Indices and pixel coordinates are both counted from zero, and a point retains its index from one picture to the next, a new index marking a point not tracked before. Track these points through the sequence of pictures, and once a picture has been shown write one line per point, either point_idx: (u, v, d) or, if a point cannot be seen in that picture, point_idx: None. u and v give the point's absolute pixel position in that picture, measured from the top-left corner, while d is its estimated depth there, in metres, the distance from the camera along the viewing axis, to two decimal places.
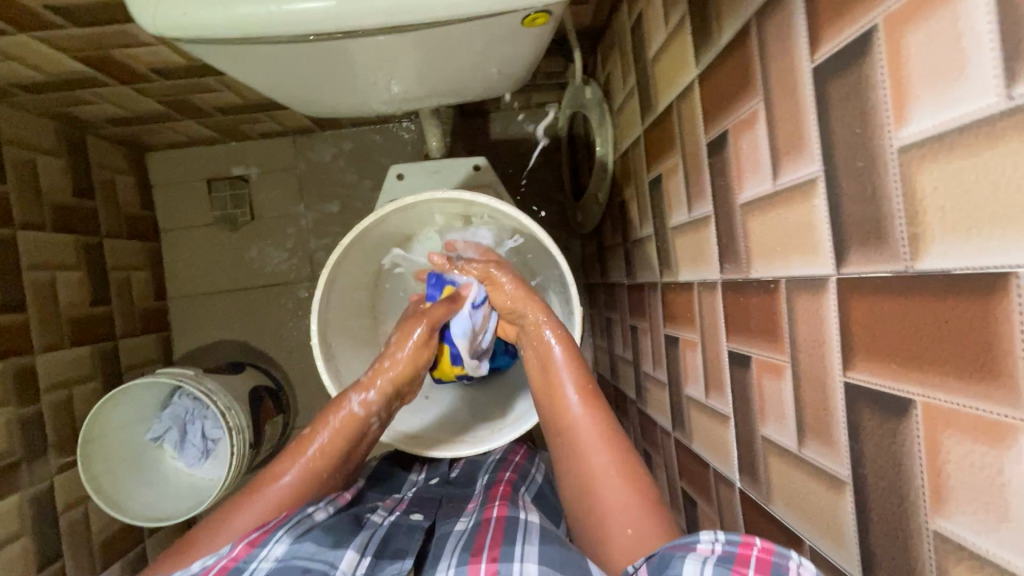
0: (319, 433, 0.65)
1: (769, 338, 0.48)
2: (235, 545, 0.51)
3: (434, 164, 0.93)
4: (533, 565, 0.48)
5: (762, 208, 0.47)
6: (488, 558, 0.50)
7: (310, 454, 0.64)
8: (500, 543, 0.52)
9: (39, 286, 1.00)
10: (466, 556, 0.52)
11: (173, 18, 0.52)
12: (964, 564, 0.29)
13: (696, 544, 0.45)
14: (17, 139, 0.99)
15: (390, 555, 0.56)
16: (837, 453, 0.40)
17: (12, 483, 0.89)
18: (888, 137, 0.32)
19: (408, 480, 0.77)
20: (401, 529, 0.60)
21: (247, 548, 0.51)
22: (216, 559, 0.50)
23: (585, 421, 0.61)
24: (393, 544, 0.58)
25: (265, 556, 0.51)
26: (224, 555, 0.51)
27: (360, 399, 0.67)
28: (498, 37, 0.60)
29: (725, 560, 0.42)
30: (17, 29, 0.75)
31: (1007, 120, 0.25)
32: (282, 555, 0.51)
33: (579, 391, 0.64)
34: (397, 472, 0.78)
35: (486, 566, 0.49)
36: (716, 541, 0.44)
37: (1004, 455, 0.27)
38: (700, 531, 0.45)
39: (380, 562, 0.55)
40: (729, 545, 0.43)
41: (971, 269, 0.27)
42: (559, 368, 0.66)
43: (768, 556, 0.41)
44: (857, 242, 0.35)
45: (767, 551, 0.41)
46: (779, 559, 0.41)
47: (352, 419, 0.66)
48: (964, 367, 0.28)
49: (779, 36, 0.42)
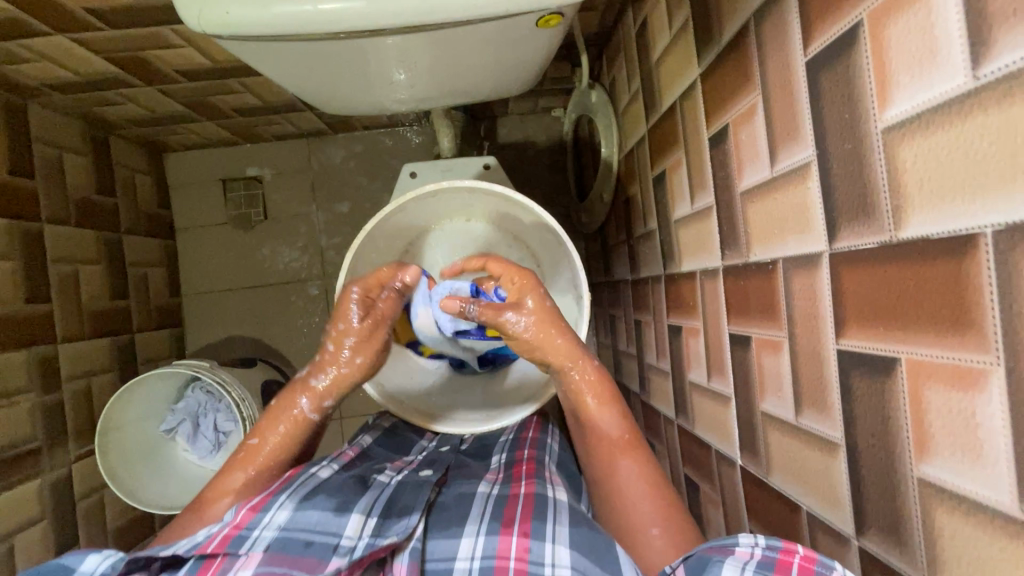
0: (267, 442, 0.64)
1: (768, 316, 0.51)
2: (238, 511, 0.53)
3: (446, 163, 0.97)
4: (565, 550, 0.48)
5: (761, 194, 0.50)
6: (519, 532, 0.51)
7: (255, 464, 0.63)
8: (531, 519, 0.52)
9: (62, 278, 1.03)
10: (496, 526, 0.53)
11: (214, 16, 0.56)
12: (946, 505, 0.32)
13: (735, 547, 0.45)
14: (45, 137, 1.03)
15: (398, 512, 0.55)
16: (830, 417, 0.43)
17: (34, 467, 0.92)
18: (873, 121, 0.35)
19: (419, 445, 0.77)
20: (408, 487, 0.60)
21: (250, 514, 0.52)
22: (220, 527, 0.52)
23: (629, 472, 0.60)
24: (401, 501, 0.57)
25: (268, 522, 0.52)
26: (228, 522, 0.52)
27: (308, 398, 0.66)
28: (513, 38, 0.64)
29: (766, 565, 0.43)
30: (54, 29, 0.79)
31: (974, 98, 0.28)
32: (284, 522, 0.52)
33: (622, 440, 0.62)
34: (408, 434, 0.80)
35: (517, 540, 0.50)
36: (756, 545, 0.44)
37: (977, 398, 0.30)
38: (741, 534, 0.45)
39: (388, 521, 0.54)
40: (769, 550, 0.43)
41: (946, 232, 0.31)
42: (598, 416, 0.64)
43: (810, 565, 0.41)
44: (847, 218, 0.39)
45: (809, 559, 0.41)
46: (822, 569, 0.40)
47: (300, 423, 0.65)
48: (942, 322, 0.31)
49: (776, 34, 0.46)
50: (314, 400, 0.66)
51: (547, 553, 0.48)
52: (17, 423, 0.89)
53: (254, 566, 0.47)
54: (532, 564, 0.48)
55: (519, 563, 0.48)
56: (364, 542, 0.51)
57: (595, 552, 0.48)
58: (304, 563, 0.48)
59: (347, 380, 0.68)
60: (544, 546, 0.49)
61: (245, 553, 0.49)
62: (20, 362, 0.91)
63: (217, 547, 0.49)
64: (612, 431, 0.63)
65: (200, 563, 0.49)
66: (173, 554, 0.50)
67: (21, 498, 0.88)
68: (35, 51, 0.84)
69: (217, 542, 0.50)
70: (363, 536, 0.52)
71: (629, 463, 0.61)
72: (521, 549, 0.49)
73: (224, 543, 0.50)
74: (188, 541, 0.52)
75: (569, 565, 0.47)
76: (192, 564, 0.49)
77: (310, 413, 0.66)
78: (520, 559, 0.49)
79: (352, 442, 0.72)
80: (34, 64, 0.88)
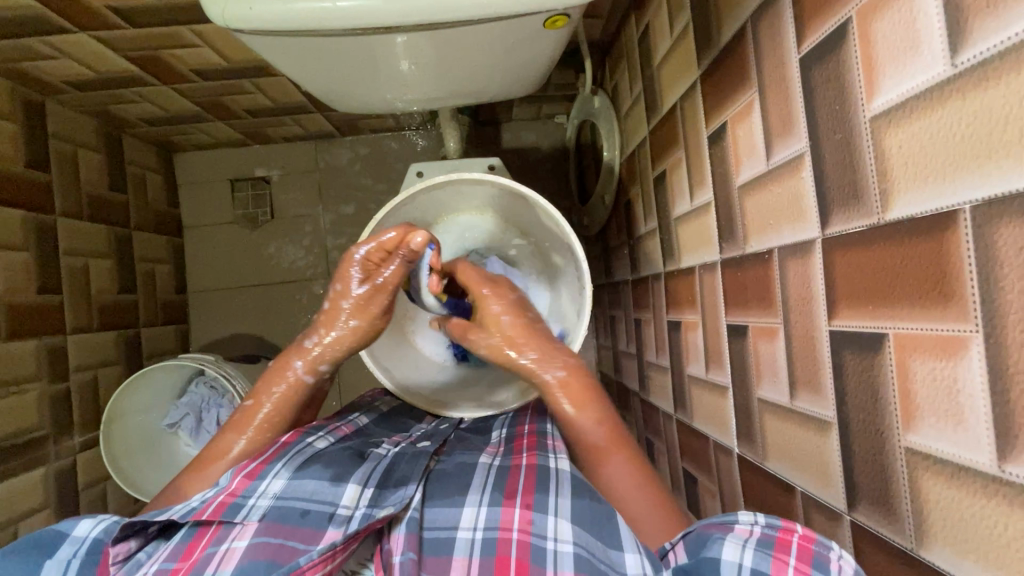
0: (263, 405, 0.65)
1: (764, 304, 0.53)
2: (234, 478, 0.54)
3: (453, 162, 0.99)
4: (567, 523, 0.50)
5: (758, 187, 0.52)
6: (521, 504, 0.52)
7: (252, 428, 0.63)
8: (532, 491, 0.54)
9: (73, 270, 1.05)
10: (499, 498, 0.54)
11: (237, 12, 0.58)
12: (931, 470, 0.34)
13: (734, 524, 0.46)
14: (61, 133, 1.06)
15: (395, 483, 0.57)
16: (823, 397, 0.44)
17: (40, 455, 0.93)
18: (861, 111, 0.38)
19: (418, 426, 0.77)
20: (406, 457, 0.62)
21: (245, 481, 0.54)
22: (215, 493, 0.53)
23: (615, 469, 0.58)
24: (397, 473, 0.58)
25: (263, 491, 0.53)
26: (223, 488, 0.53)
27: (303, 361, 0.68)
28: (521, 38, 0.67)
29: (765, 545, 0.43)
30: (77, 28, 0.82)
31: (953, 84, 0.31)
32: (280, 491, 0.53)
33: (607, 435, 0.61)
34: (406, 420, 0.79)
35: (519, 512, 0.51)
36: (756, 523, 0.45)
37: (958, 365, 0.31)
38: (741, 512, 0.46)
39: (384, 491, 0.55)
40: (769, 529, 0.44)
41: (928, 211, 0.33)
42: (583, 415, 0.62)
43: (809, 544, 0.42)
44: (838, 204, 0.41)
45: (808, 539, 0.42)
46: (821, 548, 0.41)
47: (295, 386, 0.67)
48: (926, 295, 0.33)
49: (771, 33, 0.48)
50: (308, 359, 0.68)
51: (550, 526, 0.50)
52: (25, 411, 0.90)
53: (250, 537, 0.49)
54: (535, 536, 0.49)
55: (522, 534, 0.50)
56: (362, 511, 0.52)
57: (596, 523, 0.50)
58: (301, 533, 0.50)
59: (348, 352, 0.71)
60: (546, 520, 0.50)
61: (241, 522, 0.50)
62: (30, 351, 0.93)
63: (212, 515, 0.50)
64: (592, 429, 0.61)
65: (195, 529, 0.51)
66: (168, 519, 0.51)
67: (27, 485, 0.89)
68: (57, 49, 0.87)
69: (213, 509, 0.51)
70: (359, 506, 0.53)
71: (613, 459, 0.59)
72: (524, 520, 0.51)
73: (219, 510, 0.51)
74: (184, 506, 0.52)
75: (572, 539, 0.48)
76: (187, 531, 0.50)
77: (303, 375, 0.67)
78: (522, 530, 0.50)
79: (346, 419, 0.71)
80: (55, 61, 0.91)
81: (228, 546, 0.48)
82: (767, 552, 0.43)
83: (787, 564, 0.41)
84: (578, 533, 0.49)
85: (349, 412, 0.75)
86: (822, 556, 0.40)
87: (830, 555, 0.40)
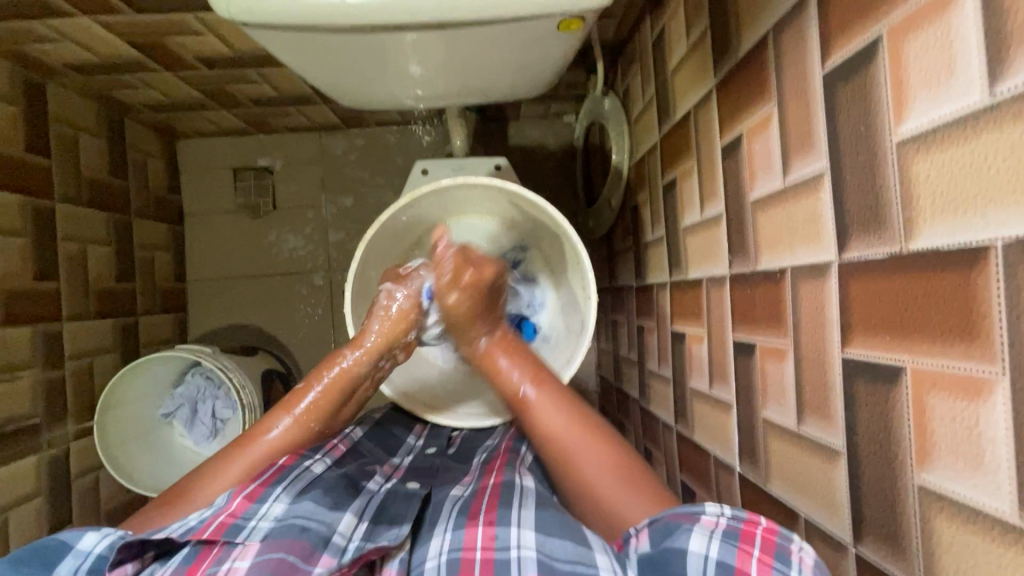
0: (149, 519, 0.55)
1: (774, 324, 0.51)
2: (233, 499, 0.52)
3: (458, 161, 0.95)
4: (529, 532, 0.48)
5: (772, 204, 0.51)
6: (484, 521, 0.50)
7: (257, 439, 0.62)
8: (495, 507, 0.52)
9: (71, 257, 1.04)
10: (461, 520, 0.52)
11: (244, 4, 0.56)
12: (946, 512, 0.33)
13: (700, 515, 0.45)
14: (61, 116, 1.04)
15: (388, 521, 0.55)
16: (832, 425, 0.43)
17: (33, 442, 0.92)
18: (888, 133, 0.36)
19: (407, 443, 0.77)
20: (399, 497, 0.60)
21: (245, 503, 0.52)
22: (214, 513, 0.51)
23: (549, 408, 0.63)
24: (390, 511, 0.57)
25: (264, 514, 0.51)
26: (222, 509, 0.52)
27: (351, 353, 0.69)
28: (534, 39, 0.65)
29: (731, 536, 0.43)
30: (81, 12, 0.80)
31: (989, 114, 0.29)
32: (281, 514, 0.51)
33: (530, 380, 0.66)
34: (395, 429, 0.79)
35: (482, 530, 0.49)
36: (722, 514, 0.45)
37: (980, 407, 0.30)
38: (708, 503, 0.46)
39: (378, 527, 0.54)
40: (735, 520, 0.44)
41: (957, 245, 0.31)
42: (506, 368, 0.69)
43: (771, 536, 0.43)
44: (857, 229, 0.39)
45: (771, 531, 0.43)
46: (783, 540, 0.42)
47: (342, 376, 0.67)
48: (950, 333, 0.32)
49: (794, 47, 0.47)
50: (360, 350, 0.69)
51: (513, 536, 0.48)
52: (19, 399, 0.90)
53: (253, 556, 0.46)
54: (498, 550, 0.47)
55: (486, 552, 0.47)
56: (355, 543, 0.51)
57: (562, 529, 0.48)
58: (300, 548, 0.47)
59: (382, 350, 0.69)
60: (509, 532, 0.48)
61: (242, 543, 0.48)
62: (25, 338, 0.92)
63: (212, 536, 0.48)
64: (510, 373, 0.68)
65: (197, 550, 0.48)
66: (167, 540, 0.49)
67: (19, 472, 0.88)
68: (60, 32, 0.86)
69: (213, 529, 0.49)
70: (353, 538, 0.51)
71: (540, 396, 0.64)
72: (487, 538, 0.48)
73: (219, 530, 0.49)
74: (182, 525, 0.51)
75: (536, 546, 0.47)
76: (189, 552, 0.48)
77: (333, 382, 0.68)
78: (486, 548, 0.47)
79: (342, 433, 0.70)
80: (57, 44, 0.89)
81: (229, 566, 0.45)
82: (733, 543, 0.43)
83: (752, 555, 0.42)
84: (543, 540, 0.47)
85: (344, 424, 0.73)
86: (784, 547, 0.42)
87: (792, 547, 0.42)
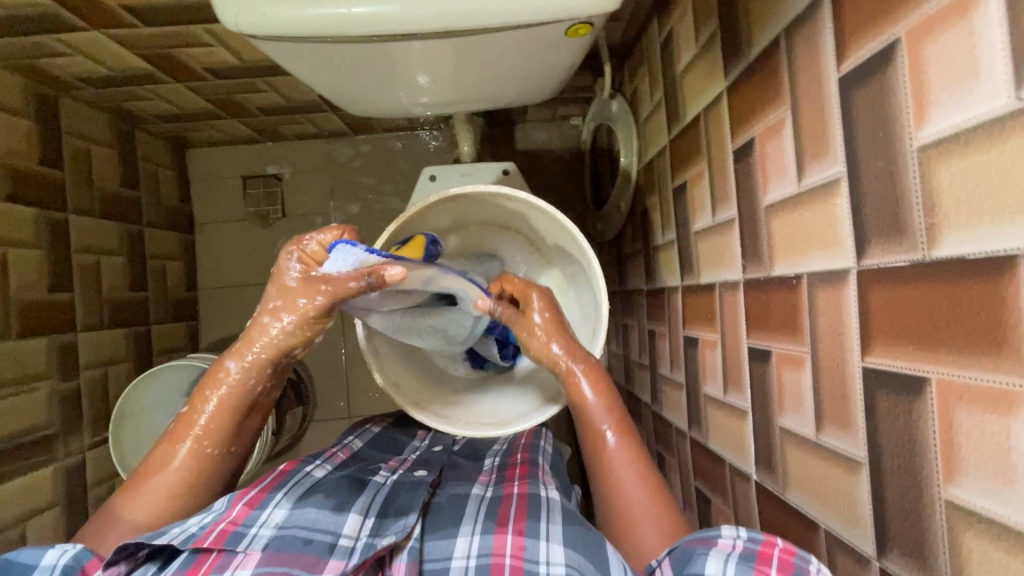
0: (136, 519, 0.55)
1: (790, 331, 0.50)
2: (234, 506, 0.52)
3: (466, 166, 0.95)
4: (557, 546, 0.49)
5: (786, 209, 0.50)
6: (513, 531, 0.51)
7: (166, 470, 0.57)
8: (524, 518, 0.53)
9: (85, 268, 1.05)
10: (491, 525, 0.53)
11: (251, 16, 0.56)
12: (975, 529, 0.32)
13: (717, 539, 0.45)
14: (74, 129, 1.05)
15: (395, 513, 0.55)
16: (853, 435, 0.42)
17: (51, 452, 0.93)
18: (907, 138, 0.35)
19: (411, 444, 0.77)
20: (405, 487, 0.59)
21: (246, 510, 0.52)
22: (215, 520, 0.51)
23: (625, 459, 0.60)
24: (397, 503, 0.56)
25: (265, 520, 0.51)
26: (223, 516, 0.51)
27: (233, 362, 0.60)
28: (541, 45, 0.65)
29: (747, 557, 0.43)
30: (93, 27, 0.81)
31: (1016, 119, 0.28)
32: (282, 521, 0.51)
33: (615, 427, 0.62)
34: (398, 436, 0.79)
35: (511, 539, 0.51)
36: (738, 537, 0.45)
37: (1012, 422, 0.29)
38: (723, 525, 0.45)
39: (385, 521, 0.54)
40: (751, 542, 0.44)
41: (984, 254, 0.30)
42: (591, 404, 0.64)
43: (789, 557, 0.42)
44: (876, 236, 0.38)
45: (789, 551, 0.42)
46: (801, 561, 0.41)
47: (230, 392, 0.60)
48: (977, 344, 0.31)
49: (808, 49, 0.46)
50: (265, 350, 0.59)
51: (541, 551, 0.49)
52: (36, 409, 0.90)
53: (253, 566, 0.47)
54: (527, 562, 0.48)
55: (515, 560, 0.49)
56: (363, 541, 0.51)
57: (588, 547, 0.49)
58: (304, 560, 0.48)
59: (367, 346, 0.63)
60: (538, 545, 0.50)
61: (243, 551, 0.48)
62: (41, 349, 0.93)
63: (213, 543, 0.48)
64: (601, 415, 0.63)
65: (195, 555, 0.48)
66: (167, 544, 0.48)
67: (36, 482, 0.89)
68: (71, 47, 0.87)
69: (213, 536, 0.49)
70: (361, 536, 0.51)
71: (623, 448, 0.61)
72: (516, 546, 0.50)
73: (220, 538, 0.49)
74: (182, 531, 0.50)
75: (564, 561, 0.47)
76: (186, 558, 0.48)
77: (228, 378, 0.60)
78: (516, 555, 0.49)
79: (341, 444, 0.70)
80: (69, 59, 0.90)
81: None
82: (748, 565, 0.43)
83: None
84: (570, 554, 0.48)
85: (345, 434, 0.74)
86: (802, 568, 0.41)
87: (809, 568, 0.41)
